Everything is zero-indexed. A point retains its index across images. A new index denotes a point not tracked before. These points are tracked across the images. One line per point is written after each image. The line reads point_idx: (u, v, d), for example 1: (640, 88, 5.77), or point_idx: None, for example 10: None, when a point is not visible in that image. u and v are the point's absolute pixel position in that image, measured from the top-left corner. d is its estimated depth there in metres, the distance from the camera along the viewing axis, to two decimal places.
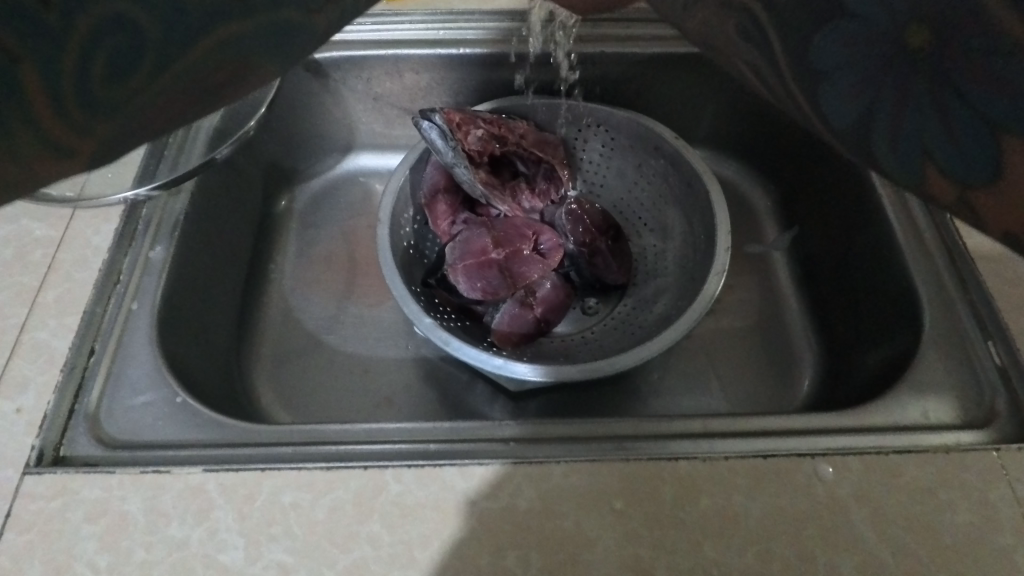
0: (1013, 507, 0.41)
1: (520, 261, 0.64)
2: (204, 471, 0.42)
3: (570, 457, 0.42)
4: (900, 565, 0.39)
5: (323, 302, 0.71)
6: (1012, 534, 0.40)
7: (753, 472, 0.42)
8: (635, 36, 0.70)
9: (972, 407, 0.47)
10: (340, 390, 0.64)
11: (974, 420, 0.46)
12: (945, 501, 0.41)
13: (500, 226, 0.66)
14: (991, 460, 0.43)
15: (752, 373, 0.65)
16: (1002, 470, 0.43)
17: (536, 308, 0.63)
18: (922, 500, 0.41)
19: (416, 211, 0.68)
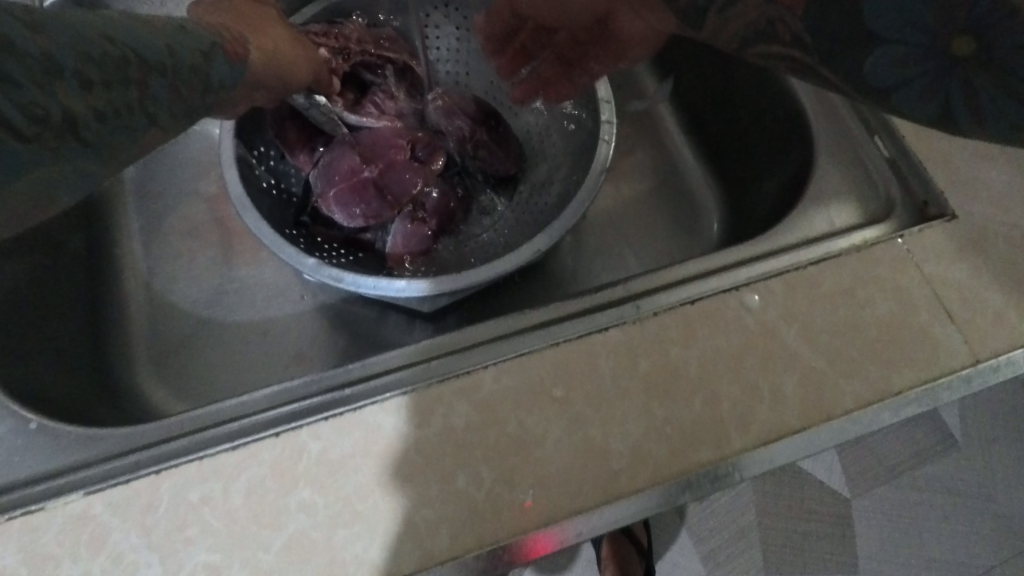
0: (922, 286, 0.43)
1: (400, 176, 0.57)
2: (85, 494, 0.35)
3: (497, 360, 0.39)
4: (835, 369, 0.40)
5: (191, 274, 0.62)
6: (925, 313, 0.42)
7: (683, 322, 0.40)
8: None
9: (870, 203, 0.48)
10: (239, 363, 0.58)
11: (875, 215, 0.47)
12: (864, 298, 0.42)
13: (366, 139, 0.58)
14: (897, 248, 0.44)
15: (661, 231, 0.64)
16: (908, 256, 0.44)
17: (430, 221, 0.59)
18: (843, 303, 0.42)
19: (266, 144, 0.59)
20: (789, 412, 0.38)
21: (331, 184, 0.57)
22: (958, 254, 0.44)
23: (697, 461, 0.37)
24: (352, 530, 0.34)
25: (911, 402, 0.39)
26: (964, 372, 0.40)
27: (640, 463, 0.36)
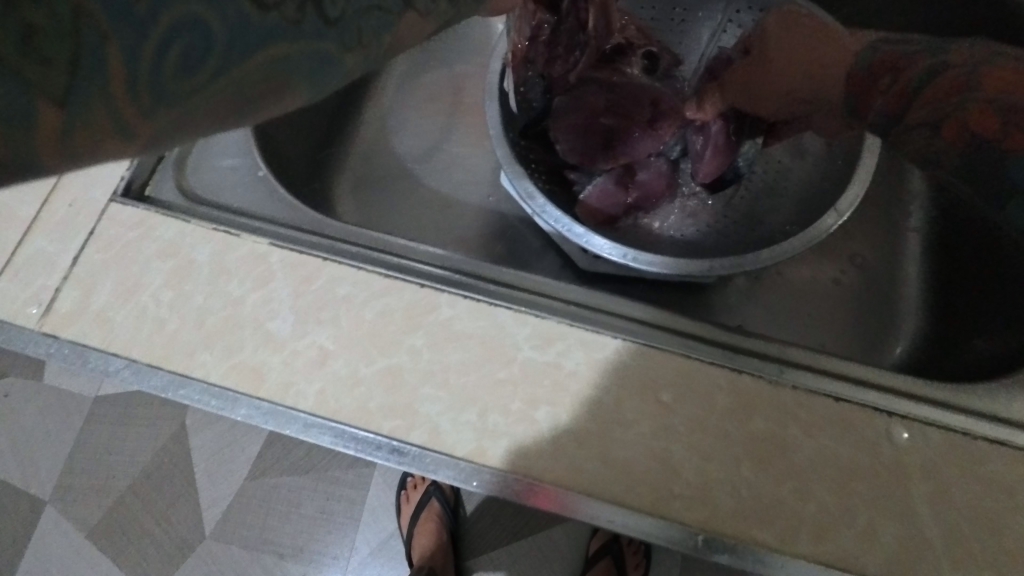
0: None
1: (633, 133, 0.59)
2: (271, 243, 0.42)
3: (627, 336, 0.39)
4: (946, 550, 0.36)
5: (416, 129, 0.68)
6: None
7: (818, 410, 0.38)
8: None
9: None
10: (412, 219, 0.63)
11: None
12: (1023, 506, 0.37)
13: (620, 90, 0.60)
14: None
15: (838, 324, 0.60)
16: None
17: (632, 194, 0.60)
18: (998, 496, 0.37)
19: None
20: (872, 554, 0.35)
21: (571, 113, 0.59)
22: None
23: (753, 535, 0.36)
24: (436, 392, 0.38)
25: None
26: None
27: (700, 502, 0.36)
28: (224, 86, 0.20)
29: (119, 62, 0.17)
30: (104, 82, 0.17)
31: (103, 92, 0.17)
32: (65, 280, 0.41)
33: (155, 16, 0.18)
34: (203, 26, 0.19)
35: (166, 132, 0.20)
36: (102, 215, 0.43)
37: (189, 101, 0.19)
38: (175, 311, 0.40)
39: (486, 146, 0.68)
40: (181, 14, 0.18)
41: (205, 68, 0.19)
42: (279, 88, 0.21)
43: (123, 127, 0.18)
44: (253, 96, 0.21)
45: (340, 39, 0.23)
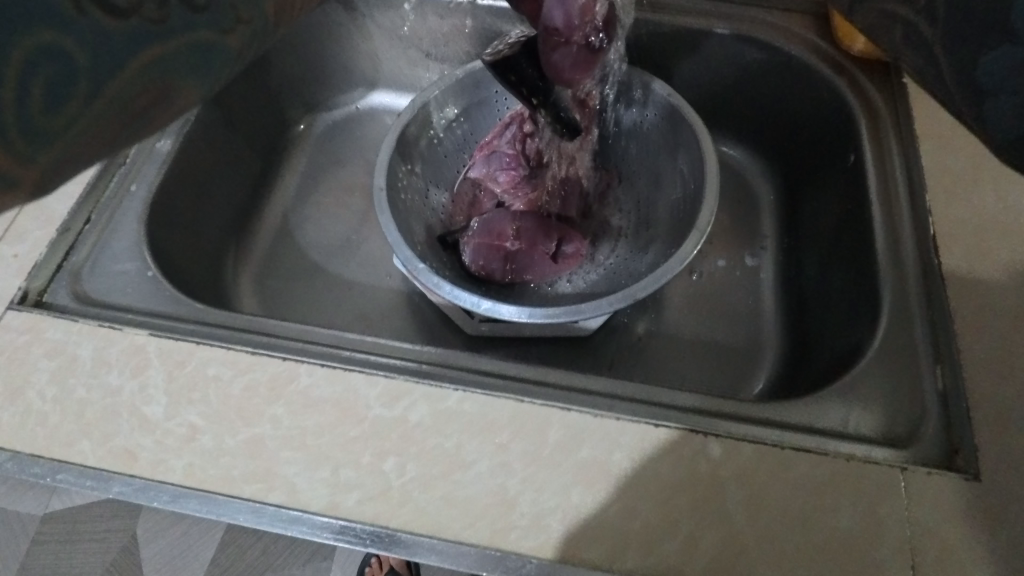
0: (899, 527, 0.40)
1: (558, 231, 0.66)
2: (148, 334, 0.47)
3: (469, 387, 0.44)
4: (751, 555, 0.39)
5: (319, 222, 0.75)
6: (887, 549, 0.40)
7: (640, 436, 0.42)
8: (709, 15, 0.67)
9: (898, 424, 0.46)
10: (315, 304, 0.69)
11: (895, 437, 0.45)
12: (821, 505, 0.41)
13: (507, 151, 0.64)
14: (893, 477, 0.42)
15: (711, 361, 0.65)
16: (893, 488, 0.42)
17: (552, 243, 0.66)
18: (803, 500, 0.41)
19: (425, 147, 0.69)
20: (694, 562, 0.39)
21: (482, 234, 0.65)
22: (956, 509, 0.41)
23: (584, 555, 0.39)
24: (294, 454, 0.42)
25: None
26: None
27: (534, 530, 0.39)
28: (84, 118, 0.22)
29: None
30: None
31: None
32: None
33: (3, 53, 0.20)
34: (68, 55, 0.21)
35: (54, 174, 0.22)
36: None
37: (59, 139, 0.21)
38: (58, 405, 0.44)
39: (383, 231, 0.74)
40: (37, 42, 0.20)
41: (68, 100, 0.21)
42: (165, 91, 0.24)
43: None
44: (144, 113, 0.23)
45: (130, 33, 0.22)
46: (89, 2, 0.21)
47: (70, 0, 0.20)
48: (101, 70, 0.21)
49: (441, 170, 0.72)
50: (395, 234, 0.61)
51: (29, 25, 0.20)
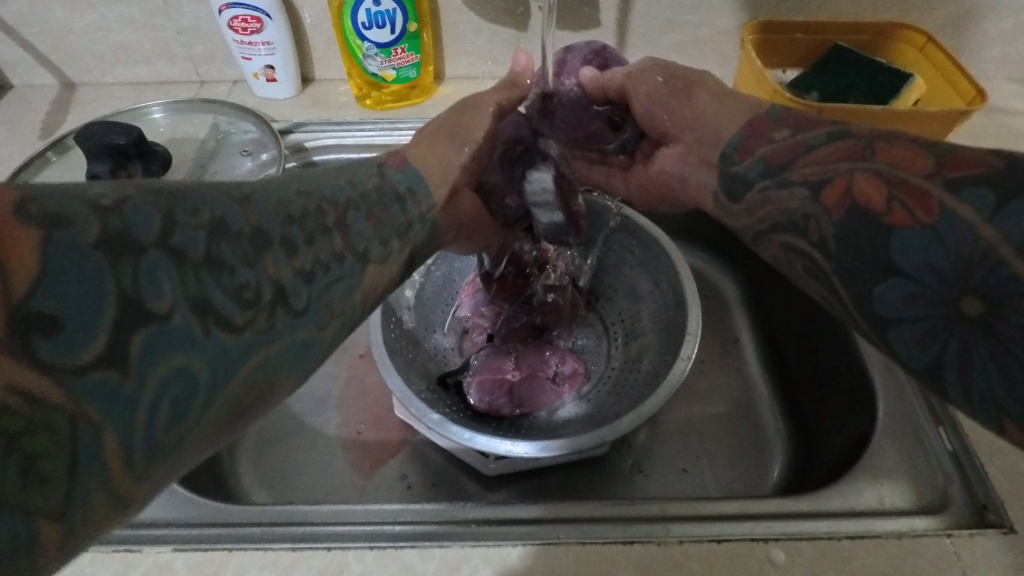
0: None
1: (553, 354, 0.69)
2: (173, 548, 0.43)
3: (527, 540, 0.43)
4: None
5: (309, 383, 0.73)
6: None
7: (706, 557, 0.43)
8: None
9: (927, 492, 0.48)
10: (318, 472, 0.66)
11: (929, 505, 0.47)
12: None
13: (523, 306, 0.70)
14: (944, 546, 0.44)
15: (724, 457, 0.67)
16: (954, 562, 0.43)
17: (542, 376, 0.67)
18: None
19: (413, 294, 0.72)
20: None
21: (483, 370, 0.67)
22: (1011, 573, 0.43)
23: None
24: None
25: None
26: None
27: None
28: (184, 440, 0.23)
29: (116, 445, 0.21)
30: (102, 470, 0.21)
31: (99, 474, 0.21)
32: None
33: (144, 383, 0.22)
34: (191, 373, 0.23)
35: (154, 487, 0.23)
36: None
37: (174, 451, 0.23)
38: None
39: (377, 383, 0.73)
40: (174, 366, 0.23)
41: (186, 416, 0.23)
42: (267, 386, 0.27)
43: (113, 486, 0.21)
44: (238, 409, 0.26)
45: (244, 345, 0.26)
46: (215, 325, 0.24)
47: (201, 325, 0.24)
48: (213, 384, 0.24)
49: (429, 313, 0.73)
50: (403, 388, 0.60)
51: (162, 353, 0.22)
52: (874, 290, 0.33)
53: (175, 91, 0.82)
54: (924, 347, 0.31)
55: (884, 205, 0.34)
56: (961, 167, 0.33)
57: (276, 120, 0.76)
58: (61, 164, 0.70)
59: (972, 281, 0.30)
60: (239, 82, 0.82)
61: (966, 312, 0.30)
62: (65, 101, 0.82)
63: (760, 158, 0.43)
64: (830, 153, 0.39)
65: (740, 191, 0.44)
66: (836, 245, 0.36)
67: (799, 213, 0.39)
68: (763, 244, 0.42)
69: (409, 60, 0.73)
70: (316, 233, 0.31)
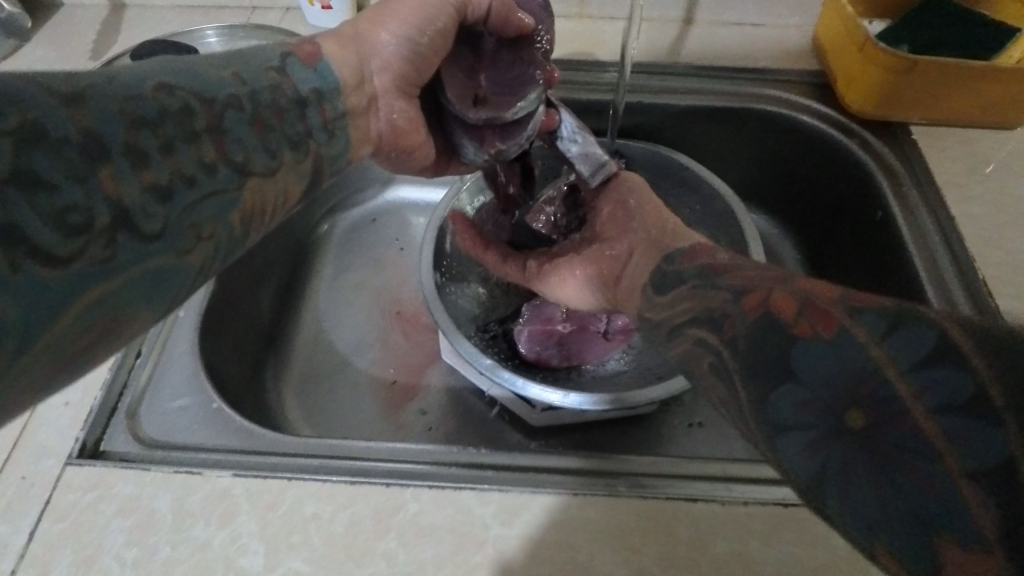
0: None
1: None
2: (232, 475, 0.43)
3: (585, 490, 0.43)
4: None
5: (354, 324, 0.73)
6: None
7: (770, 520, 0.42)
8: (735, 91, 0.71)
9: None
10: (362, 411, 0.66)
11: None
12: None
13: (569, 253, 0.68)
14: None
15: None
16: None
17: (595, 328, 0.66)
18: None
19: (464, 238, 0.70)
20: None
21: (533, 321, 0.66)
22: None
23: None
24: None
25: None
26: None
27: None
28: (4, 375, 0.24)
29: None
30: None
31: None
32: (20, 560, 0.41)
33: None
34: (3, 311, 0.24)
35: None
36: (56, 484, 0.43)
37: None
38: (139, 571, 0.40)
39: (422, 328, 0.73)
40: None
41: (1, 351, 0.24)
42: (111, 321, 0.28)
43: None
44: (78, 344, 0.27)
45: (71, 284, 0.26)
46: (30, 259, 0.24)
47: (10, 263, 0.24)
48: (33, 320, 0.25)
49: None
50: (457, 337, 0.59)
51: None
52: (769, 394, 0.30)
53: (226, 16, 0.79)
54: (811, 456, 0.28)
55: (793, 316, 0.30)
56: (864, 299, 0.29)
57: None
58: None
59: (856, 395, 0.27)
60: (292, 9, 0.79)
61: (852, 426, 0.27)
62: (116, 22, 0.79)
63: (695, 268, 0.40)
64: (758, 272, 0.35)
65: (669, 286, 0.41)
66: (741, 342, 0.32)
67: (712, 312, 0.35)
68: (677, 339, 0.37)
69: None
70: (180, 149, 0.31)
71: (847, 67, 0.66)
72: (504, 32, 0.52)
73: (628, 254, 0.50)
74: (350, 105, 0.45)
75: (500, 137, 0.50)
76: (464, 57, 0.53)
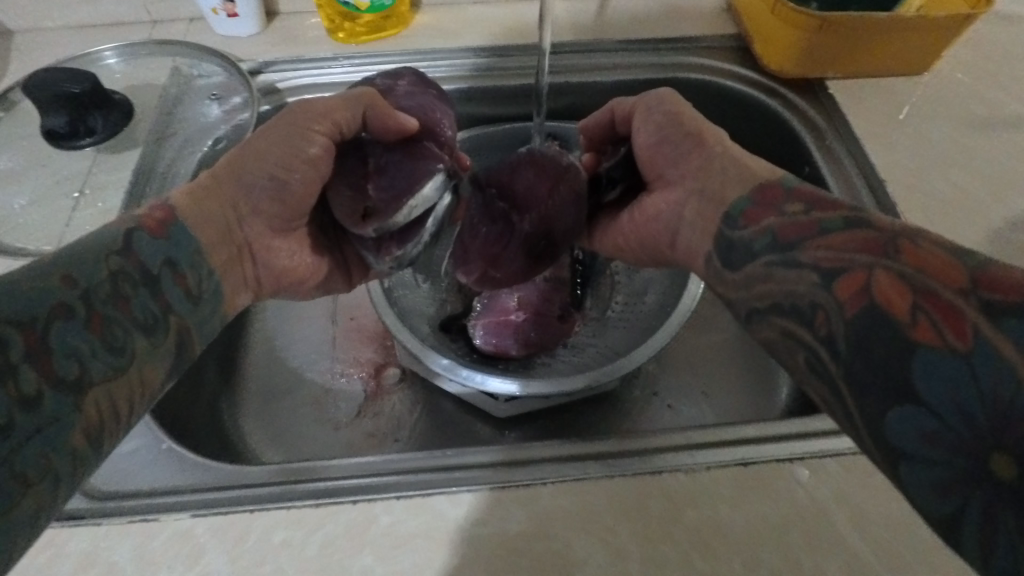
0: None
1: (561, 293, 0.67)
2: (192, 515, 0.42)
3: (555, 478, 0.43)
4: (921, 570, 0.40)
5: (305, 338, 0.71)
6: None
7: (733, 481, 0.43)
8: (642, 61, 0.71)
9: None
10: (326, 426, 0.64)
11: None
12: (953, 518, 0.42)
13: None
14: None
15: (731, 384, 0.67)
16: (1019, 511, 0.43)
17: (548, 313, 0.65)
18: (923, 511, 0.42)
19: None
20: None
21: (488, 313, 0.66)
22: None
23: None
24: None
25: None
26: None
27: None
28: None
29: None
30: None
31: None
32: None
33: None
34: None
35: None
36: None
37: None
38: None
39: (377, 333, 0.71)
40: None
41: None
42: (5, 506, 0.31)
43: None
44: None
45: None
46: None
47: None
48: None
49: None
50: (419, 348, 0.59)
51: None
52: (884, 415, 0.30)
53: (126, 33, 0.74)
54: (942, 493, 0.28)
55: (907, 314, 0.31)
56: (998, 289, 0.29)
57: (243, 60, 0.71)
58: (8, 120, 0.63)
59: (994, 435, 0.26)
60: (197, 19, 0.75)
61: (999, 473, 0.26)
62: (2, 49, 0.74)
63: (769, 228, 0.41)
64: (848, 239, 0.36)
65: (738, 258, 0.42)
66: (850, 349, 0.32)
67: (808, 303, 0.35)
68: (758, 324, 0.39)
69: None
70: (62, 331, 0.36)
71: (762, 26, 0.67)
72: (387, 135, 0.48)
73: (680, 205, 0.48)
74: (219, 261, 0.47)
75: (395, 241, 0.47)
76: (353, 172, 0.48)
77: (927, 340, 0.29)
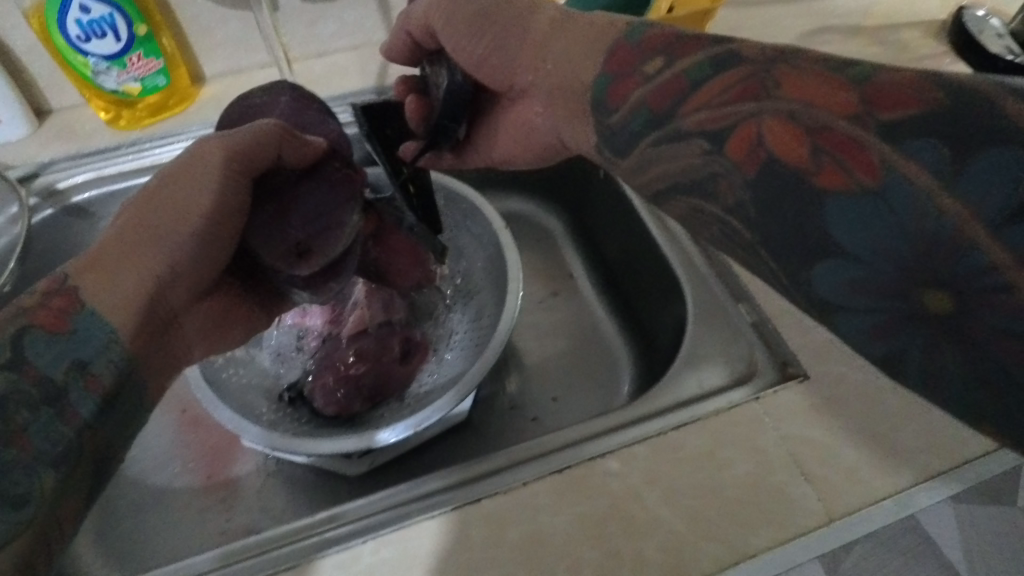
0: (779, 445, 0.46)
1: (399, 334, 0.67)
2: None
3: (377, 533, 0.42)
4: (823, 487, 0.45)
5: (143, 443, 0.66)
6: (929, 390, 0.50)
7: (551, 489, 0.44)
8: None
9: (740, 363, 0.53)
10: (175, 531, 0.60)
11: (742, 375, 0.52)
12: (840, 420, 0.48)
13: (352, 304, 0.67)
14: (755, 409, 0.48)
15: (581, 387, 0.69)
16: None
17: (387, 358, 0.65)
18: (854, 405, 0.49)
19: None
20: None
21: (326, 373, 0.64)
22: (814, 414, 0.48)
23: None
24: None
25: (761, 568, 0.41)
26: (818, 528, 0.43)
27: None
28: None
29: None
30: None
31: None
32: None
33: None
34: None
35: None
36: None
37: None
38: None
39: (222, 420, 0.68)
40: None
41: None
42: None
43: None
44: None
45: None
46: None
47: None
48: None
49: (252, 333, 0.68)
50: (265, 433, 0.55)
51: None
52: (812, 270, 0.31)
53: None
54: (876, 335, 0.30)
55: (808, 160, 0.32)
56: (891, 107, 0.30)
57: (15, 165, 0.67)
58: None
59: (932, 264, 0.27)
60: None
61: (935, 308, 0.28)
62: None
63: (637, 101, 0.42)
64: (719, 88, 0.37)
65: (624, 141, 0.43)
66: (756, 212, 0.34)
67: (703, 167, 0.37)
68: (667, 201, 0.40)
69: (152, 67, 0.66)
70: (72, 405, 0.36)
71: None
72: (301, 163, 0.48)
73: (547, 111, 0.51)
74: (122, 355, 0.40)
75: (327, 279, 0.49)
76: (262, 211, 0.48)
77: (828, 183, 0.31)
